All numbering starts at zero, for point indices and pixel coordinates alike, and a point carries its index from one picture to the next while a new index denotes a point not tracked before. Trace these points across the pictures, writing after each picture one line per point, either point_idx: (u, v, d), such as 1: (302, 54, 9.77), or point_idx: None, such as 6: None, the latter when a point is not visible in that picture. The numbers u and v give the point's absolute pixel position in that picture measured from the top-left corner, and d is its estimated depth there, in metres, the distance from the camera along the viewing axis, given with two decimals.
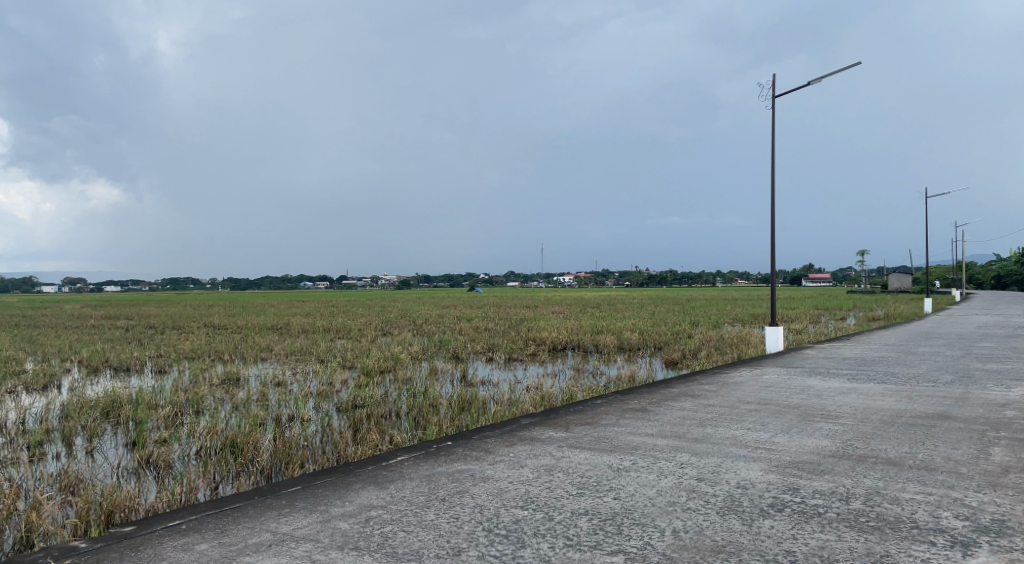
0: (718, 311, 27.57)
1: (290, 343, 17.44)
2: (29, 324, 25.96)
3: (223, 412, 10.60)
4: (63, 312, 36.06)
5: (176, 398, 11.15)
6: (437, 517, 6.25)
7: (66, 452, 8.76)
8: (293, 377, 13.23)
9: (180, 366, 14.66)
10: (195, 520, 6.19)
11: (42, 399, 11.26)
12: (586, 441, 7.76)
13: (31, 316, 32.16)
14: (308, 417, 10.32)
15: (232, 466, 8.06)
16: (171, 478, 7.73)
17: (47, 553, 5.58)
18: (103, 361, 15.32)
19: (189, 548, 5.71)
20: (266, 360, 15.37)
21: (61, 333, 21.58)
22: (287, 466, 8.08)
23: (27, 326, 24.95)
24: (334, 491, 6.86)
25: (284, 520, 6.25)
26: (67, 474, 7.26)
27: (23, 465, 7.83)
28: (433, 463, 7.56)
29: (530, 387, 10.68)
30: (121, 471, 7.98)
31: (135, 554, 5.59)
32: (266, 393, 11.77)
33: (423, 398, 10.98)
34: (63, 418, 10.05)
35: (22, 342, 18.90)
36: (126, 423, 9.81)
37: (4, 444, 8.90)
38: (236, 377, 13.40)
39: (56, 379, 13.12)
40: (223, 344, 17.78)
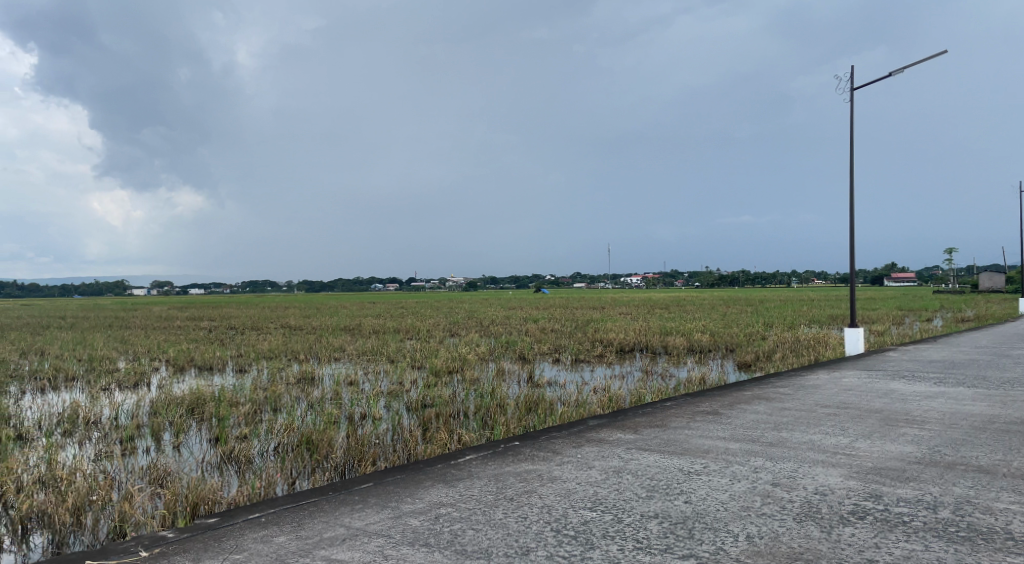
0: (796, 311, 26.95)
1: (362, 344, 17.77)
2: (122, 324, 27.34)
3: (299, 409, 10.89)
4: (151, 314, 37.86)
5: (255, 396, 11.50)
6: (505, 516, 6.27)
7: (155, 447, 9.13)
8: (366, 376, 13.49)
9: (259, 365, 15.12)
10: (274, 513, 6.36)
11: (133, 396, 11.79)
12: (655, 443, 7.67)
13: (125, 317, 33.94)
14: (380, 415, 10.50)
15: (308, 462, 8.27)
16: (251, 473, 7.98)
17: (138, 542, 5.82)
18: (188, 360, 15.92)
19: (268, 540, 5.88)
20: (339, 360, 15.70)
21: (150, 334, 22.59)
22: (359, 462, 8.25)
23: (120, 326, 26.28)
24: (404, 488, 6.96)
25: (356, 515, 6.36)
26: (156, 467, 7.57)
27: (116, 459, 8.21)
28: (501, 463, 7.58)
29: (598, 388, 10.64)
30: (205, 465, 8.29)
31: (218, 544, 5.78)
32: (339, 392, 12.04)
33: (491, 398, 11.02)
34: (152, 414, 10.49)
35: (113, 342, 19.81)
36: (210, 420, 10.16)
37: (99, 438, 9.34)
38: (312, 376, 13.74)
39: (145, 376, 13.71)
40: (299, 344, 18.26)
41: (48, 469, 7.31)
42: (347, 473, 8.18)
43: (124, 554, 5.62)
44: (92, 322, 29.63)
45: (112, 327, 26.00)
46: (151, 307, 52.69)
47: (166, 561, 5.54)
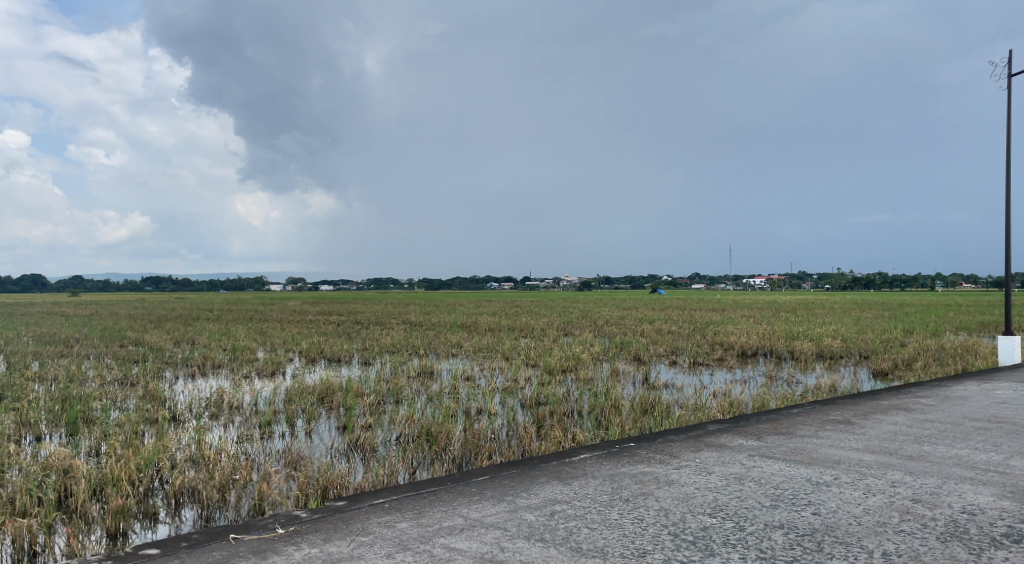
0: (936, 316, 25.35)
1: (479, 340, 18.03)
2: (259, 317, 29.06)
3: (419, 402, 11.17)
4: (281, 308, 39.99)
5: (378, 387, 11.88)
6: (621, 516, 6.19)
7: (289, 432, 9.60)
8: (482, 372, 13.68)
9: (382, 358, 15.63)
10: (396, 500, 6.53)
11: (270, 384, 12.44)
12: (780, 451, 7.38)
13: (260, 310, 36.01)
14: (496, 410, 10.62)
15: (428, 453, 8.49)
16: (376, 460, 8.25)
17: (275, 519, 6.12)
18: (318, 352, 16.65)
19: (392, 525, 6.04)
20: (456, 356, 15.99)
21: (285, 326, 23.81)
22: (476, 456, 8.38)
23: (259, 319, 27.90)
24: (520, 483, 6.99)
25: (474, 506, 6.44)
26: (291, 452, 7.95)
27: (255, 442, 8.69)
28: (617, 463, 7.49)
29: (718, 393, 10.35)
30: (334, 452, 8.64)
31: (346, 526, 5.98)
32: (456, 387, 12.26)
33: (606, 398, 10.93)
34: (286, 401, 11.03)
35: (252, 333, 20.98)
36: (338, 409, 10.58)
37: (239, 422, 9.90)
38: (430, 370, 14.08)
39: (280, 366, 14.44)
40: (419, 339, 18.75)
41: (198, 448, 7.82)
42: (464, 465, 8.33)
43: (264, 531, 5.92)
44: (234, 314, 31.83)
45: (250, 320, 27.48)
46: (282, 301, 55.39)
47: (300, 539, 5.79)
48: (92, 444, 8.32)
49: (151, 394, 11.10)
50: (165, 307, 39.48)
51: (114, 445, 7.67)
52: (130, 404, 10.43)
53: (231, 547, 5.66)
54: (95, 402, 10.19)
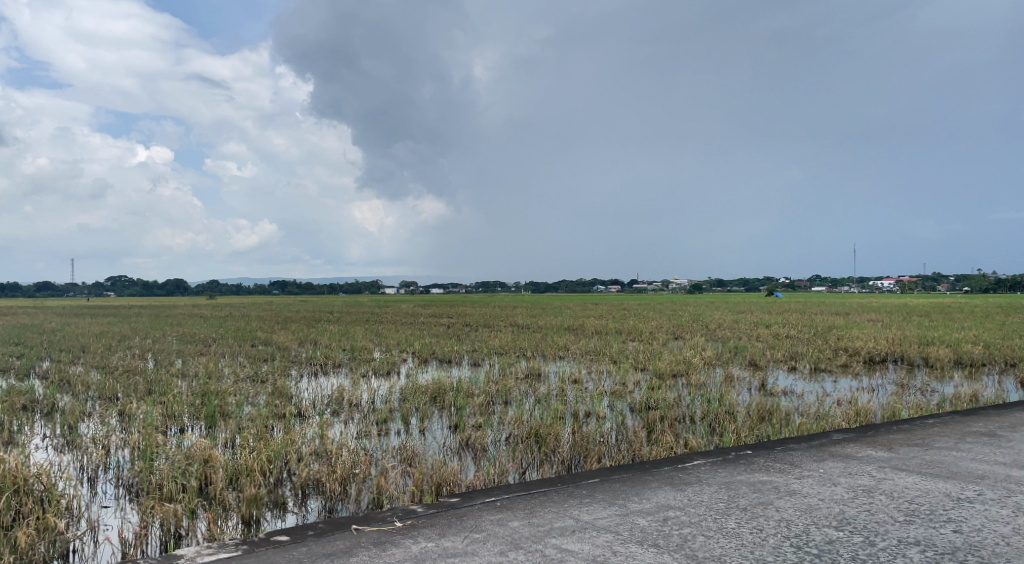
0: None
1: (586, 343, 17.93)
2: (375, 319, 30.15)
3: (528, 403, 11.21)
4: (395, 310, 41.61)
5: (488, 388, 11.99)
6: (738, 525, 5.97)
7: (404, 429, 9.82)
8: (590, 375, 13.57)
9: (491, 360, 15.77)
10: (508, 498, 6.55)
11: (386, 383, 12.79)
12: (914, 463, 6.95)
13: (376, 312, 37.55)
14: (604, 414, 10.52)
15: (537, 454, 8.49)
16: (487, 459, 8.33)
17: (393, 512, 6.25)
18: (430, 353, 17.00)
19: (504, 523, 6.05)
20: (563, 358, 15.97)
21: (399, 328, 24.47)
22: (586, 459, 8.31)
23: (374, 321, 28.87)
24: (632, 487, 6.86)
25: (584, 508, 6.36)
26: (406, 449, 8.11)
27: (372, 438, 8.94)
28: (732, 471, 7.25)
29: (842, 401, 9.87)
30: (446, 450, 8.78)
31: (460, 523, 6.04)
32: (564, 389, 12.22)
33: (720, 404, 10.58)
34: (401, 400, 11.30)
35: (369, 334, 21.68)
36: (449, 409, 10.75)
37: (357, 419, 10.20)
38: (538, 373, 14.07)
39: (395, 365, 14.82)
40: (526, 341, 18.82)
41: (321, 442, 8.10)
42: (573, 468, 8.26)
43: (382, 523, 6.06)
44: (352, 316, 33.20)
45: (366, 321, 28.36)
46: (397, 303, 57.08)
47: (417, 532, 5.89)
48: (228, 436, 8.77)
49: (278, 391, 11.60)
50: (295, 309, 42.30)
51: (247, 437, 8.05)
52: (261, 400, 10.93)
53: (354, 537, 5.81)
54: (230, 397, 10.76)
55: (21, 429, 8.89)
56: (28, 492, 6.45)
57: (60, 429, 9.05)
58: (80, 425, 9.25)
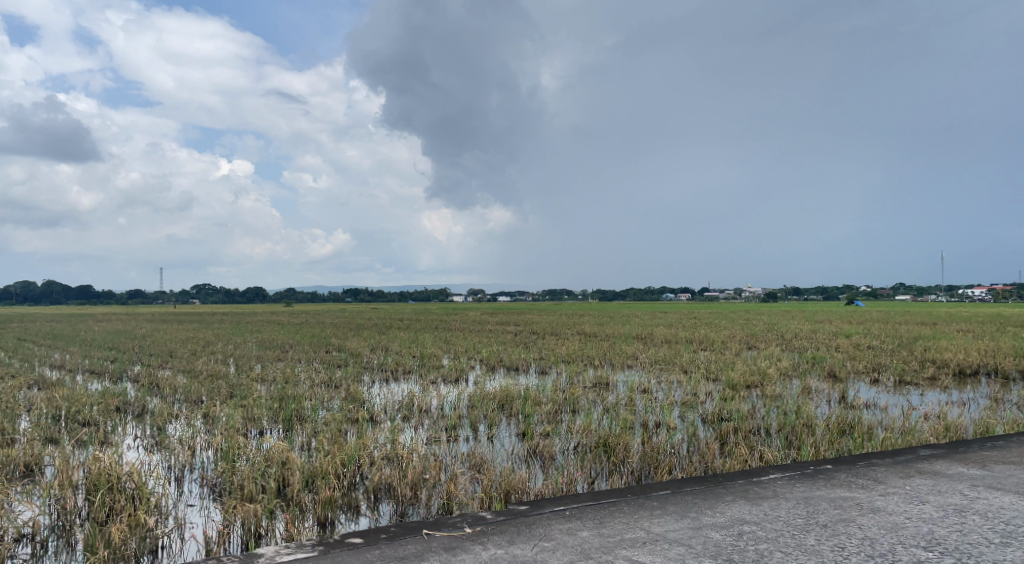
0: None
1: (655, 352, 17.68)
2: (445, 326, 30.47)
3: (596, 412, 11.10)
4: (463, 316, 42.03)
5: (556, 396, 11.92)
6: (818, 542, 5.75)
7: (473, 436, 9.83)
8: (660, 385, 13.34)
9: (559, 368, 15.69)
10: (577, 508, 6.45)
11: (454, 389, 12.86)
12: (1010, 483, 6.59)
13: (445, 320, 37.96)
14: (675, 425, 10.34)
15: (606, 464, 8.38)
16: (555, 468, 8.26)
17: (462, 518, 6.23)
18: (498, 360, 17.04)
19: (574, 533, 5.97)
20: (632, 368, 15.77)
21: (468, 335, 24.60)
22: (657, 470, 8.17)
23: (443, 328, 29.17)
24: (704, 500, 6.68)
25: (655, 520, 6.22)
26: (475, 455, 8.10)
27: (442, 444, 8.99)
28: (811, 486, 6.99)
29: (929, 415, 9.43)
30: (514, 457, 8.75)
31: (529, 531, 5.99)
32: (633, 399, 12.06)
33: (797, 417, 10.23)
34: (470, 407, 11.34)
35: (438, 341, 21.91)
36: (517, 416, 10.72)
37: (427, 425, 10.27)
38: (607, 382, 13.89)
39: (464, 372, 14.86)
40: (595, 350, 18.67)
41: (392, 447, 8.16)
42: (643, 480, 8.13)
43: (452, 528, 6.04)
44: (423, 323, 33.63)
45: (436, 329, 28.53)
46: (466, 311, 57.38)
47: (486, 539, 5.86)
48: (305, 439, 8.94)
49: (352, 396, 11.78)
50: (366, 316, 43.25)
51: (322, 441, 8.19)
52: (335, 404, 11.13)
53: (424, 542, 5.82)
54: (306, 401, 10.99)
55: (114, 429, 9.26)
56: (120, 490, 6.69)
57: (149, 430, 9.41)
58: (168, 427, 9.58)
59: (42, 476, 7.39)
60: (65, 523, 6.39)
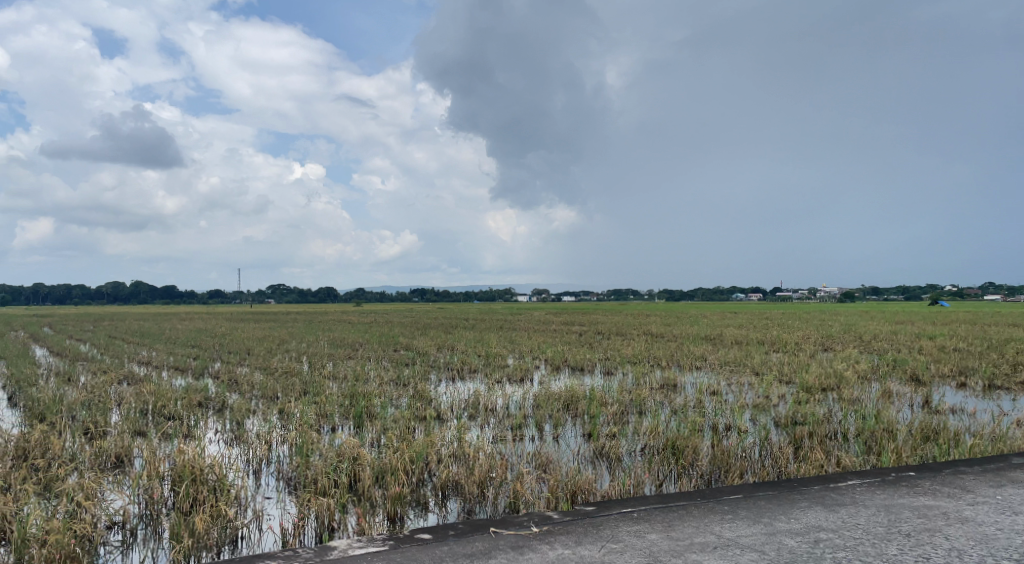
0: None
1: (725, 353, 17.30)
2: (510, 326, 30.49)
3: (664, 414, 10.92)
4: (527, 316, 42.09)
5: (622, 397, 11.78)
6: (901, 553, 5.55)
7: (539, 436, 9.79)
8: (730, 387, 13.05)
9: (625, 369, 15.51)
10: (645, 510, 6.35)
11: (520, 389, 12.83)
12: None
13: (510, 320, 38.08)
14: (746, 428, 10.09)
15: (674, 466, 8.22)
16: (622, 470, 8.17)
17: (529, 517, 6.20)
18: (563, 360, 16.95)
19: (642, 535, 5.88)
20: (701, 369, 15.47)
21: (534, 335, 24.56)
22: (728, 474, 7.99)
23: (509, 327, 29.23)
24: (778, 505, 6.48)
25: (727, 524, 6.07)
26: (541, 454, 8.04)
27: (509, 443, 8.98)
28: (892, 493, 6.71)
29: (1021, 422, 8.96)
30: (581, 458, 8.67)
31: (596, 532, 5.92)
32: (702, 400, 11.83)
33: (876, 422, 9.83)
34: (535, 406, 11.29)
35: (504, 341, 21.97)
36: (583, 417, 10.63)
37: (493, 424, 10.28)
38: (674, 383, 13.65)
39: (529, 372, 14.83)
40: (662, 350, 18.41)
41: (459, 445, 8.17)
42: (713, 483, 7.95)
43: (520, 527, 6.02)
44: (488, 323, 33.79)
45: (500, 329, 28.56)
46: (532, 312, 57.40)
47: (553, 539, 5.83)
48: (374, 436, 9.05)
49: (419, 394, 11.88)
50: (430, 315, 43.83)
51: (391, 438, 8.26)
52: (404, 402, 11.25)
53: (492, 540, 5.82)
54: (375, 398, 11.13)
55: (197, 423, 9.56)
56: (203, 481, 6.88)
57: (228, 424, 9.68)
58: (246, 422, 9.83)
59: (131, 467, 7.66)
60: (152, 512, 6.62)
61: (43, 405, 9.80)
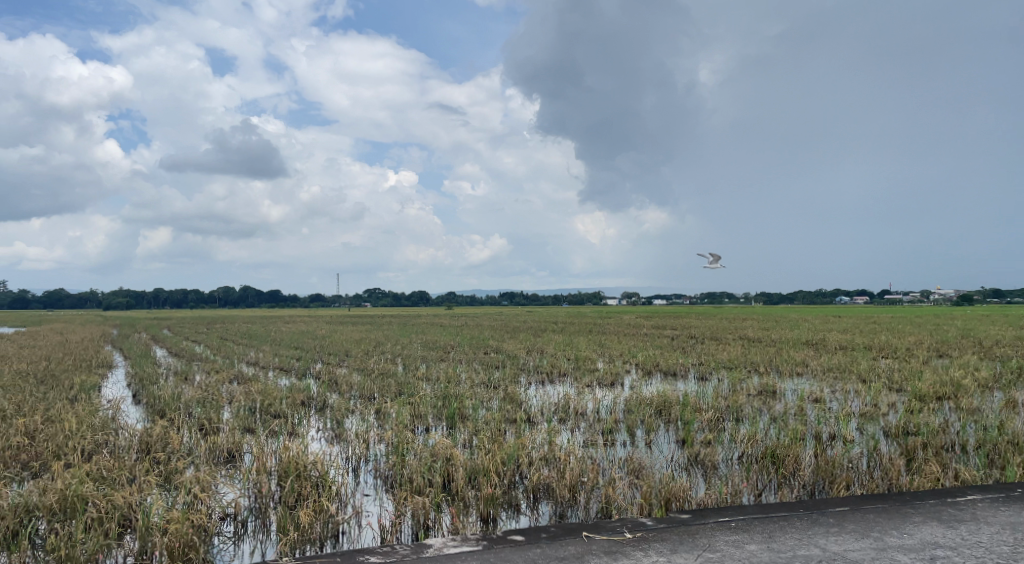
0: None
1: (828, 359, 16.61)
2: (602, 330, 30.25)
3: (762, 422, 10.56)
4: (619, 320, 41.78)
5: (717, 403, 11.46)
6: None
7: (631, 441, 9.64)
8: (833, 395, 12.50)
9: (720, 374, 15.09)
10: (744, 520, 6.12)
11: (611, 393, 12.68)
12: None
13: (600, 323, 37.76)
14: (852, 437, 9.63)
15: (774, 476, 7.93)
16: (718, 478, 7.93)
17: (622, 523, 6.08)
18: (655, 365, 16.65)
19: (741, 545, 5.71)
20: (802, 376, 14.89)
21: (624, 339, 24.27)
22: (832, 485, 7.65)
23: (600, 331, 29.00)
24: (889, 519, 6.15)
25: (832, 538, 5.82)
26: (633, 459, 7.89)
27: (600, 448, 8.86)
28: (1017, 511, 6.25)
29: None
30: (674, 465, 8.48)
31: (692, 540, 5.78)
32: (803, 408, 11.38)
33: (999, 434, 9.21)
34: (626, 411, 11.10)
35: (594, 345, 21.77)
36: (676, 423, 10.40)
37: (584, 429, 10.17)
38: (773, 390, 13.20)
39: (620, 377, 14.63)
40: (759, 356, 17.85)
41: (550, 448, 8.09)
42: (816, 495, 7.63)
43: (613, 532, 5.92)
44: (578, 326, 33.64)
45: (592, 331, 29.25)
46: (623, 315, 56.84)
47: (648, 546, 5.71)
48: (466, 437, 9.10)
49: (510, 397, 11.89)
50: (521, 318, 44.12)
51: (483, 439, 8.26)
52: (494, 405, 11.28)
53: (585, 544, 5.75)
54: (467, 400, 11.19)
55: (300, 422, 9.87)
56: (306, 477, 7.07)
57: (329, 423, 9.95)
58: (345, 421, 10.09)
59: (241, 462, 7.96)
60: (261, 506, 6.85)
61: (162, 403, 10.33)
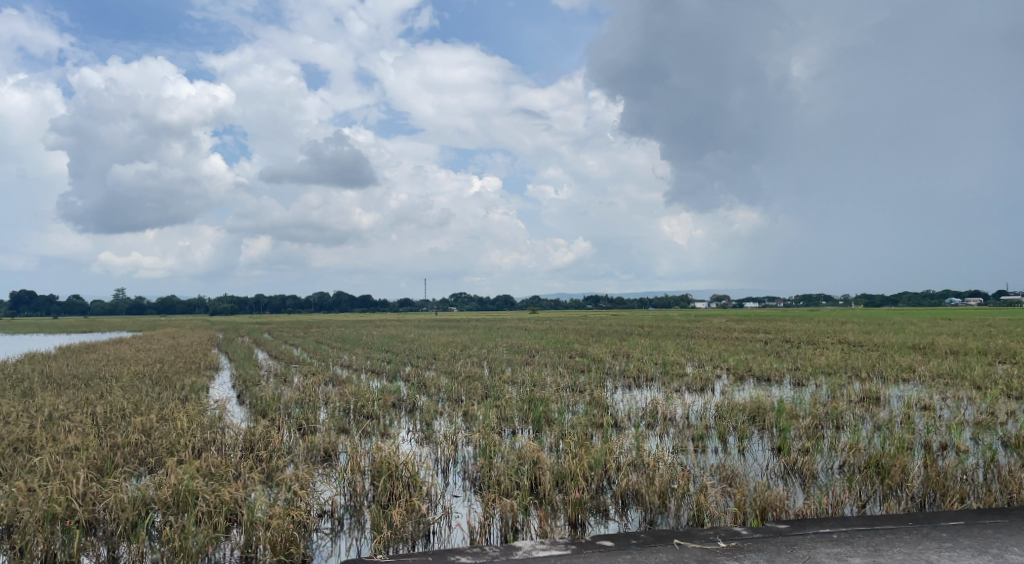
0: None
1: (936, 364, 15.67)
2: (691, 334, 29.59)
3: (864, 430, 10.02)
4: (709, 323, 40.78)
5: (815, 409, 10.94)
6: None
7: (722, 448, 9.31)
8: (943, 402, 11.75)
9: (817, 380, 14.43)
10: (847, 531, 5.78)
11: (700, 399, 12.29)
12: None
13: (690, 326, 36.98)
14: (966, 448, 9.01)
15: (878, 486, 7.49)
16: (817, 488, 7.57)
17: (715, 531, 5.84)
18: (747, 370, 16.09)
19: (844, 559, 5.40)
20: (908, 382, 14.07)
21: (715, 343, 23.63)
22: (943, 498, 7.18)
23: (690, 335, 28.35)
24: (1009, 535, 5.70)
25: (945, 554, 5.44)
26: (726, 467, 7.59)
27: (691, 455, 8.59)
28: None
29: None
30: (770, 473, 8.14)
31: (791, 551, 5.51)
32: (910, 416, 10.74)
33: None
34: (718, 417, 10.74)
35: (680, 349, 21.30)
36: (771, 430, 9.99)
37: (673, 435, 9.88)
38: (876, 396, 12.52)
39: (711, 382, 14.19)
40: (860, 361, 17.02)
41: (639, 453, 7.85)
42: (926, 508, 7.17)
43: (706, 541, 5.69)
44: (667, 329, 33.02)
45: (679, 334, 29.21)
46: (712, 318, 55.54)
47: (743, 556, 5.48)
48: (553, 441, 8.98)
49: (596, 401, 11.69)
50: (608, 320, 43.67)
51: (570, 443, 8.12)
52: (581, 409, 11.12)
53: (677, 552, 5.54)
54: (553, 404, 11.07)
55: (390, 423, 9.97)
56: (398, 477, 7.10)
57: (418, 424, 10.01)
58: (434, 423, 10.12)
59: (336, 461, 8.08)
60: (355, 504, 6.94)
61: (263, 403, 10.63)
